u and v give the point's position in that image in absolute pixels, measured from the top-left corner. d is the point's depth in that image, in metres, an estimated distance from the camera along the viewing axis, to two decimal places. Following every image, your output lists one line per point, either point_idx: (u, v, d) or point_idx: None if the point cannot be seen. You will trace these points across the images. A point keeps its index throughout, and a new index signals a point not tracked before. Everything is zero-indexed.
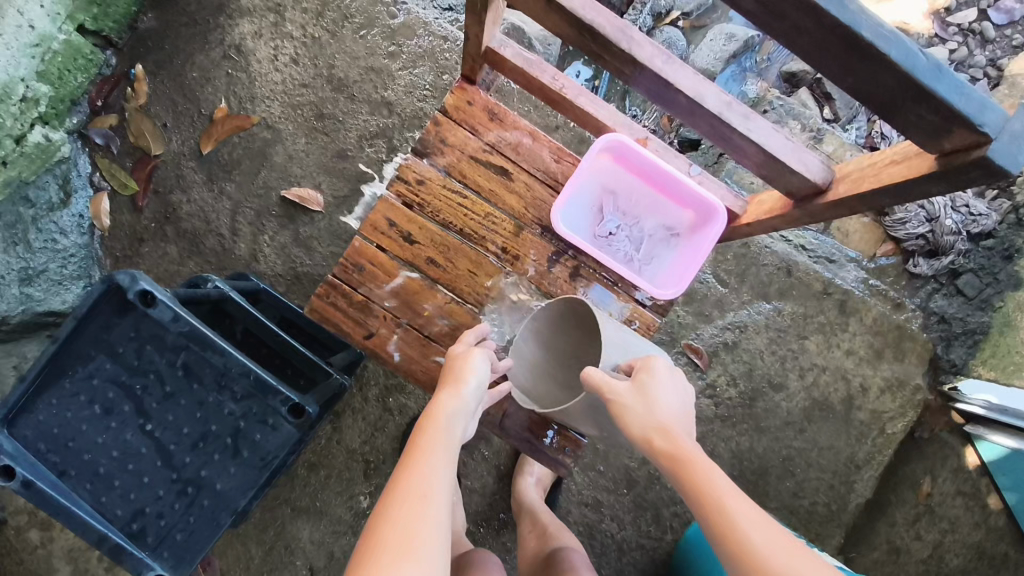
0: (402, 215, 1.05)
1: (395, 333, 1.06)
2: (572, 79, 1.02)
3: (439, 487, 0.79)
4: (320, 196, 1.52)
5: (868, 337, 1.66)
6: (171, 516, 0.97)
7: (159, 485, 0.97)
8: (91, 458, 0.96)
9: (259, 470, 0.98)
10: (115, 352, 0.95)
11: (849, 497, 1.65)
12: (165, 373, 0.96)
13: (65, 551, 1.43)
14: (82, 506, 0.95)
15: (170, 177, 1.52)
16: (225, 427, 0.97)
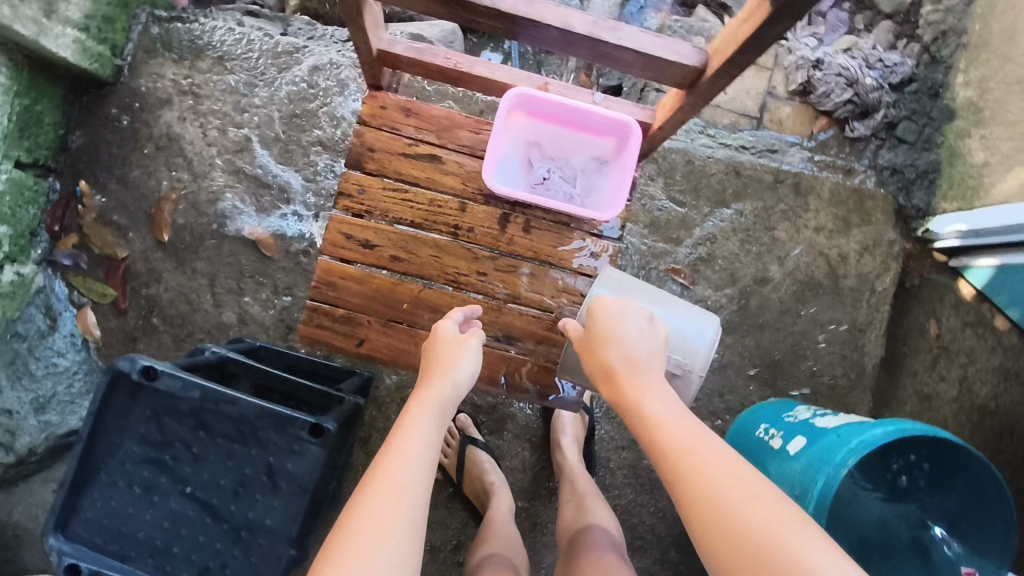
0: (355, 226, 1.19)
1: (382, 332, 1.20)
2: (464, 53, 1.06)
3: (421, 465, 0.87)
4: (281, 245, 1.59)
5: (832, 209, 1.72)
6: (234, 564, 1.02)
7: (215, 539, 1.02)
8: (146, 535, 1.02)
9: (300, 497, 1.01)
10: (139, 432, 1.01)
11: (863, 361, 1.70)
12: (188, 437, 1.01)
13: None
14: None
15: (142, 273, 1.58)
16: (257, 467, 1.01)
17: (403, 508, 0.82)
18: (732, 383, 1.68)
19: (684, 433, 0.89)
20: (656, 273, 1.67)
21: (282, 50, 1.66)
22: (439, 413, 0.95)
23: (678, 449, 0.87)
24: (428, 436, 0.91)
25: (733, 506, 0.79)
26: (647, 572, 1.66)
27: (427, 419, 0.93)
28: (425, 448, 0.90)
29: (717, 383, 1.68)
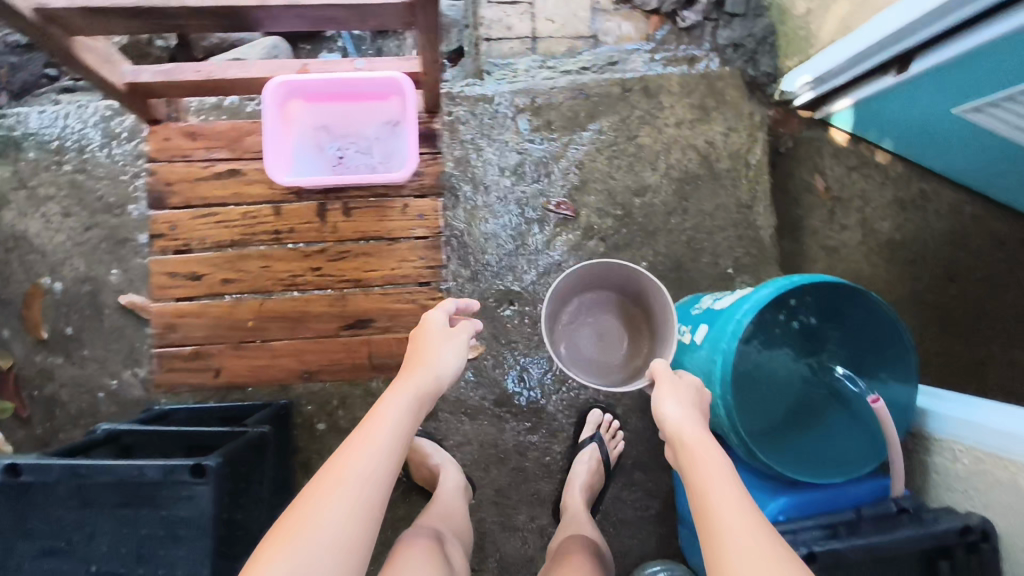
0: (177, 263, 1.56)
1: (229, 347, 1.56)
2: (213, 62, 1.27)
3: (392, 431, 0.95)
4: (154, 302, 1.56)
5: (685, 100, 1.72)
6: None
7: None
8: None
9: (203, 538, 1.00)
10: (26, 529, 1.00)
11: (759, 235, 1.72)
12: (76, 517, 1.00)
13: None
14: None
15: (32, 376, 1.55)
16: (153, 524, 1.00)
17: (360, 489, 0.87)
18: None
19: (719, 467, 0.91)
20: (536, 215, 1.68)
21: (100, 117, 1.62)
22: (414, 407, 1.01)
23: (717, 493, 0.85)
24: (399, 423, 0.97)
25: (740, 550, 0.77)
26: (619, 498, 1.69)
27: (401, 409, 0.99)
28: (392, 436, 0.95)
29: None
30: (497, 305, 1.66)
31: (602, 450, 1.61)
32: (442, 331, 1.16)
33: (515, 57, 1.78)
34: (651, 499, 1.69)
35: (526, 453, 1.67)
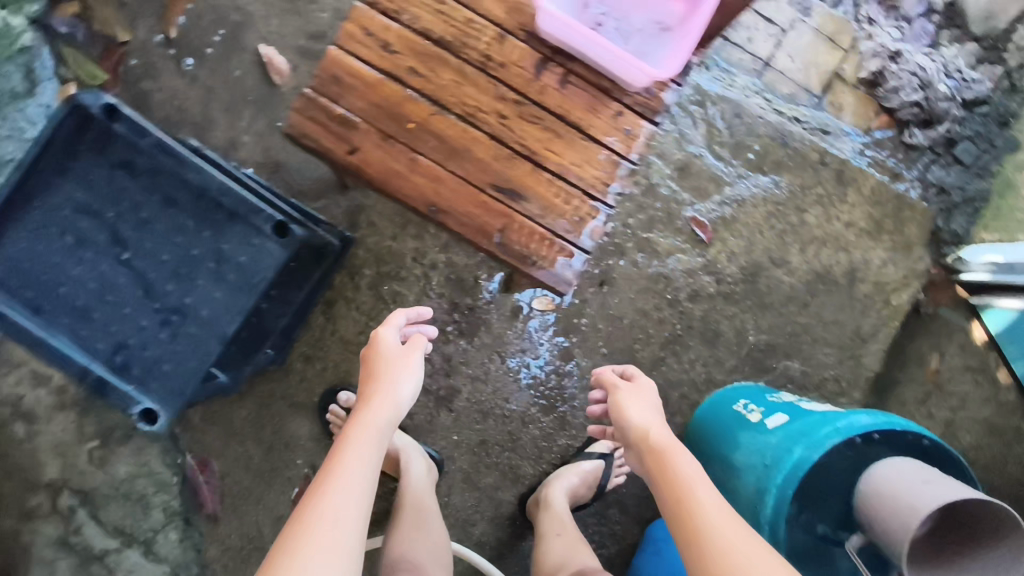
0: (377, 22, 0.94)
1: (375, 147, 0.95)
2: None
3: (365, 470, 0.88)
4: (287, 68, 1.49)
5: (868, 207, 1.62)
6: (155, 347, 1.15)
7: (142, 316, 1.15)
8: (67, 293, 1.13)
9: (247, 293, 1.17)
10: (85, 184, 1.12)
11: (859, 371, 1.62)
12: (144, 202, 1.14)
13: (54, 444, 1.33)
14: (61, 338, 1.12)
15: (142, 67, 1.49)
16: (206, 252, 1.15)
17: (347, 510, 0.82)
18: (718, 358, 1.59)
19: (688, 460, 0.95)
20: (673, 222, 1.57)
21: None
22: (382, 437, 0.96)
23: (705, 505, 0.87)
24: (375, 449, 0.93)
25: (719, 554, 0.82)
26: (583, 522, 1.57)
27: (378, 432, 0.96)
28: (373, 462, 0.91)
29: (705, 354, 1.58)
30: (586, 278, 1.56)
31: (607, 472, 1.52)
32: (392, 351, 1.07)
33: (741, 69, 1.65)
34: (611, 541, 1.58)
35: (529, 425, 1.56)
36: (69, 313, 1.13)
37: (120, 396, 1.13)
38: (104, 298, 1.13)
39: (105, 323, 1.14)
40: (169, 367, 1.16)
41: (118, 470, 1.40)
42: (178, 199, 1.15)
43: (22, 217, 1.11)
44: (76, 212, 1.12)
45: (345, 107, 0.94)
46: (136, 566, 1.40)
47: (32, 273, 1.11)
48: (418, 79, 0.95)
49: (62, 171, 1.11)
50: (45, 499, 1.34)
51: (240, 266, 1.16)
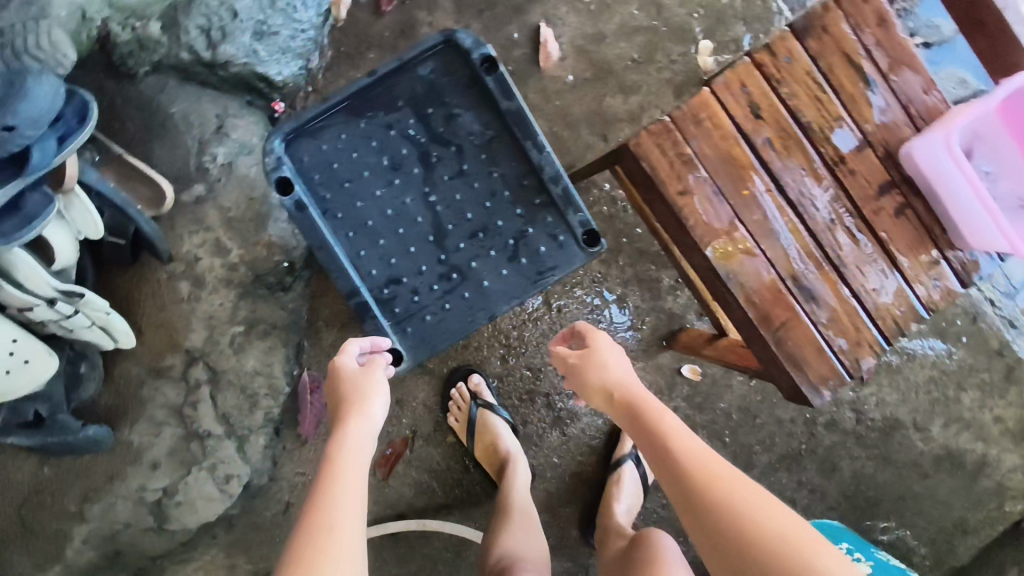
0: (759, 84, 0.93)
1: (708, 199, 0.93)
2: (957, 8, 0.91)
3: (357, 509, 0.70)
4: (555, 55, 1.45)
5: (1020, 411, 1.62)
6: (424, 297, 0.89)
7: (422, 260, 0.89)
8: (361, 209, 0.89)
9: (531, 282, 0.89)
10: (422, 111, 0.89)
11: (946, 557, 1.63)
12: (467, 148, 0.89)
13: (208, 316, 1.28)
14: (341, 250, 0.88)
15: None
16: (510, 226, 0.89)
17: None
18: (826, 490, 1.59)
19: (687, 434, 0.85)
20: None
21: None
22: (360, 473, 0.74)
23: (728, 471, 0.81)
24: (359, 488, 0.72)
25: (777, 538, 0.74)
26: None
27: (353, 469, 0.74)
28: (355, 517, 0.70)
29: (818, 482, 1.59)
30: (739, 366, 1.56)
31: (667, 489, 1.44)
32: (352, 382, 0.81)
33: None
34: None
35: None
36: (351, 233, 0.89)
37: (375, 327, 0.87)
38: (393, 230, 0.89)
39: (382, 256, 0.89)
40: (433, 327, 0.89)
41: (248, 361, 1.35)
42: (508, 156, 0.89)
43: (341, 116, 0.89)
44: (399, 136, 0.89)
45: (693, 149, 0.92)
46: (228, 461, 1.35)
47: (336, 179, 0.89)
48: (771, 151, 0.93)
49: (396, 86, 0.89)
50: (177, 363, 1.29)
51: (540, 253, 0.89)
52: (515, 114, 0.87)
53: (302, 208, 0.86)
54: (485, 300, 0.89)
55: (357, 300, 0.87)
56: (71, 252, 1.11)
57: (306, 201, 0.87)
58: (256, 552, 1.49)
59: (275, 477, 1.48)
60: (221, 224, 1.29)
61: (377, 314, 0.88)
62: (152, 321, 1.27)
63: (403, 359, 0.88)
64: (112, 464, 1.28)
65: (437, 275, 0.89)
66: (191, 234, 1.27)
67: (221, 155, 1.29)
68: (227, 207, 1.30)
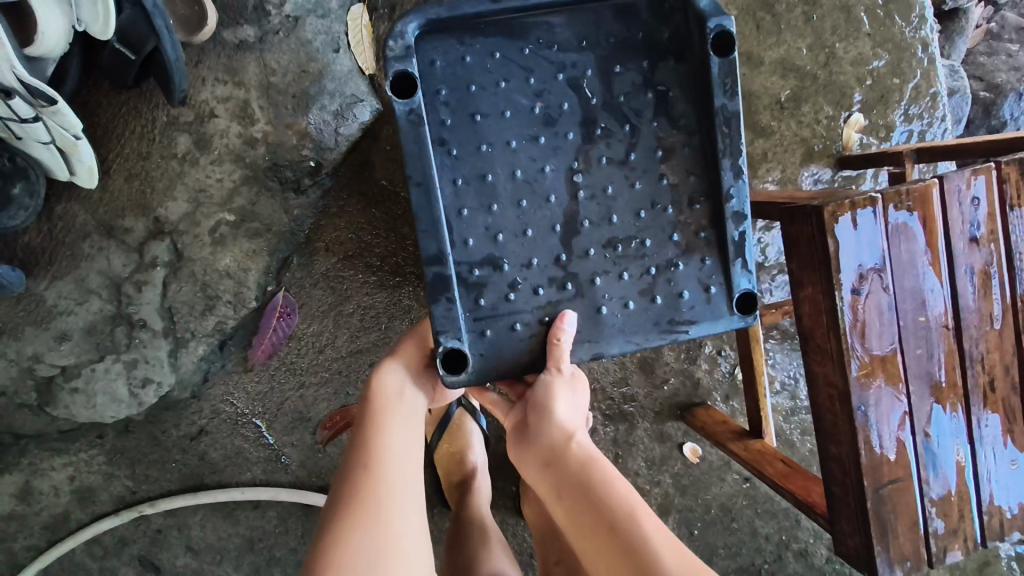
0: (991, 204, 0.74)
1: (884, 310, 0.73)
2: None
3: (406, 486, 0.68)
4: None
5: None
6: (519, 299, 0.67)
7: (536, 252, 0.67)
8: (487, 156, 0.66)
9: (657, 329, 0.68)
10: (609, 67, 0.66)
11: None
12: (644, 138, 0.67)
13: (197, 187, 1.01)
14: (443, 200, 0.65)
15: None
16: (655, 252, 0.68)
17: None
18: None
19: (667, 544, 0.68)
20: None
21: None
22: (410, 453, 0.72)
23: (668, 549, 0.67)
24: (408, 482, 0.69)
25: None
26: None
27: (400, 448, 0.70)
28: (407, 506, 0.67)
29: None
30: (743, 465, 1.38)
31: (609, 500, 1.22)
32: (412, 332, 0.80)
33: None
34: None
35: None
36: (461, 181, 0.65)
37: (447, 313, 0.65)
38: (514, 199, 0.66)
39: (490, 227, 0.66)
40: (515, 340, 0.67)
41: (223, 258, 1.07)
42: (690, 166, 0.67)
43: (506, 27, 0.65)
44: (567, 84, 0.66)
45: (890, 245, 0.73)
46: (152, 364, 1.08)
47: (468, 105, 0.65)
48: (967, 284, 0.75)
49: (589, 20, 0.66)
50: (137, 230, 1.01)
51: (680, 299, 0.68)
52: (728, 119, 0.65)
53: (415, 122, 0.63)
54: (595, 333, 0.67)
55: (437, 270, 0.64)
56: (58, 39, 0.82)
57: (424, 118, 0.63)
58: (142, 471, 1.23)
59: (199, 396, 1.22)
60: (257, 85, 1.02)
61: (456, 296, 0.65)
62: (129, 165, 0.99)
63: (468, 367, 0.66)
64: (12, 317, 1.01)
65: (548, 279, 0.67)
66: (216, 82, 0.99)
67: (290, 4, 1.02)
68: (273, 68, 1.02)
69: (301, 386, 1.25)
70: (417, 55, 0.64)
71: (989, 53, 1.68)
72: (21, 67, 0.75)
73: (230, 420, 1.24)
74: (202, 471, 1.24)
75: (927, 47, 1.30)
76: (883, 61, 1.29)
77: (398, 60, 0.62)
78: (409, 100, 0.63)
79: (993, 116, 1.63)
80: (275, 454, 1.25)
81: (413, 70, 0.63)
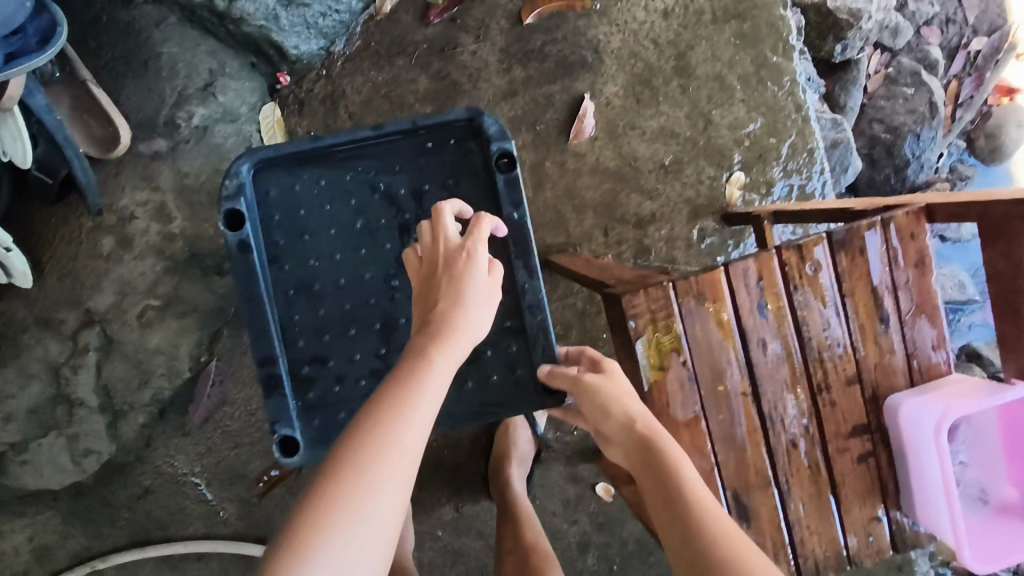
0: (773, 286, 0.85)
1: (681, 384, 0.84)
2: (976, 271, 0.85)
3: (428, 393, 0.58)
4: (590, 131, 1.36)
5: None
6: (348, 388, 0.79)
7: (360, 348, 0.79)
8: (314, 269, 0.79)
9: (469, 410, 0.79)
10: (416, 188, 0.78)
11: None
12: None
13: (121, 280, 1.15)
14: (274, 310, 0.78)
15: (477, 22, 1.33)
16: (465, 343, 0.79)
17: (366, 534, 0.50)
18: None
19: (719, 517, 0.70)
20: None
21: (782, 15, 1.38)
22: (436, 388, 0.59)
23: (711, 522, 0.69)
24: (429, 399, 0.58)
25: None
26: None
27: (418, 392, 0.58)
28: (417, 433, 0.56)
29: None
30: None
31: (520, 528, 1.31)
32: (456, 250, 0.68)
33: None
34: None
35: None
36: (292, 291, 0.79)
37: (279, 406, 0.78)
38: (338, 303, 0.79)
39: (317, 327, 0.79)
40: (341, 425, 0.80)
41: (152, 338, 1.21)
42: (492, 267, 0.78)
43: (328, 161, 0.79)
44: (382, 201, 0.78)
45: (684, 326, 0.84)
46: (92, 436, 1.21)
47: (297, 227, 0.78)
48: (761, 353, 0.85)
49: (401, 148, 0.79)
50: (71, 320, 1.14)
51: (488, 382, 0.79)
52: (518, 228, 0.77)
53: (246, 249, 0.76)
54: None
55: (270, 370, 0.77)
56: None
57: (252, 243, 0.76)
58: (95, 529, 1.35)
59: (142, 459, 1.35)
60: (172, 188, 1.15)
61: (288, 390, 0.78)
62: (60, 265, 1.12)
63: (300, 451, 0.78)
64: None
65: (370, 370, 0.79)
66: (135, 189, 1.13)
67: (198, 116, 1.16)
68: (187, 172, 1.16)
69: (236, 445, 1.37)
70: (253, 189, 0.78)
71: (888, 97, 1.74)
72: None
73: (172, 479, 1.36)
74: (149, 527, 1.36)
75: (801, 108, 1.40)
76: (759, 123, 1.39)
77: (228, 201, 0.76)
78: (237, 230, 0.76)
79: (897, 155, 1.73)
80: (214, 509, 1.37)
81: (241, 207, 0.76)
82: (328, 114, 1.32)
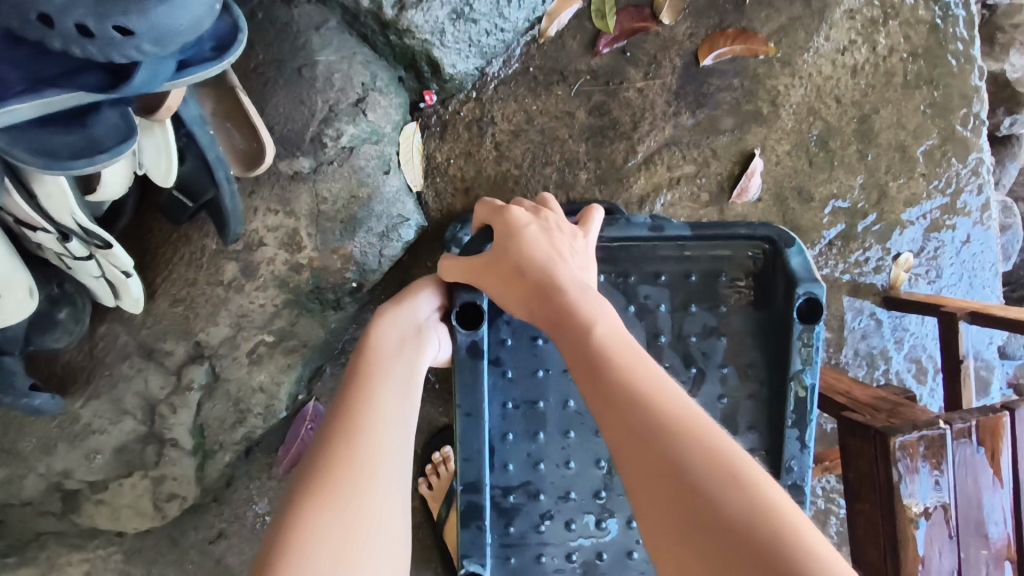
0: None
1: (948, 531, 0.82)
2: None
3: (385, 457, 0.60)
4: (753, 193, 1.23)
5: None
6: (556, 521, 0.91)
7: (578, 488, 0.91)
8: (540, 390, 0.90)
9: None
10: (683, 306, 0.94)
11: None
12: None
13: (240, 313, 1.01)
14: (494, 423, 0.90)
15: (650, 55, 1.19)
16: None
17: None
18: None
19: (685, 416, 0.51)
20: None
21: (977, 86, 1.25)
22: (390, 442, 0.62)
23: (691, 432, 0.49)
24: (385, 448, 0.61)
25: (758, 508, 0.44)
26: None
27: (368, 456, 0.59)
28: (369, 501, 0.56)
29: None
30: None
31: None
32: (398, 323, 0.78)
33: None
34: None
35: None
36: (512, 405, 0.90)
37: (474, 537, 0.87)
38: (559, 426, 0.91)
39: (531, 453, 0.90)
40: (540, 566, 0.92)
41: (258, 376, 1.07)
42: None
43: None
44: (636, 315, 0.94)
45: (958, 469, 0.83)
46: (179, 480, 1.08)
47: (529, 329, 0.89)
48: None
49: (677, 262, 0.94)
50: (177, 353, 1.01)
51: None
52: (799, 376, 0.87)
53: (475, 354, 0.84)
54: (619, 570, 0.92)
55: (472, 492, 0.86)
56: (118, 183, 0.81)
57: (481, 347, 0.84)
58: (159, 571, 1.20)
59: (220, 500, 1.20)
60: (308, 214, 1.01)
61: (485, 523, 0.87)
62: (175, 288, 0.99)
63: None
64: (46, 434, 1.00)
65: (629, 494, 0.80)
66: (268, 212, 1.00)
67: (347, 136, 1.00)
68: (325, 197, 1.01)
69: None
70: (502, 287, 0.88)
71: None
72: (83, 214, 0.78)
73: (249, 524, 1.22)
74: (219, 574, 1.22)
75: (983, 190, 1.28)
76: (937, 201, 1.27)
77: (469, 291, 0.82)
78: (470, 329, 0.84)
79: None
80: None
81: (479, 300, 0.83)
82: (473, 141, 1.18)
